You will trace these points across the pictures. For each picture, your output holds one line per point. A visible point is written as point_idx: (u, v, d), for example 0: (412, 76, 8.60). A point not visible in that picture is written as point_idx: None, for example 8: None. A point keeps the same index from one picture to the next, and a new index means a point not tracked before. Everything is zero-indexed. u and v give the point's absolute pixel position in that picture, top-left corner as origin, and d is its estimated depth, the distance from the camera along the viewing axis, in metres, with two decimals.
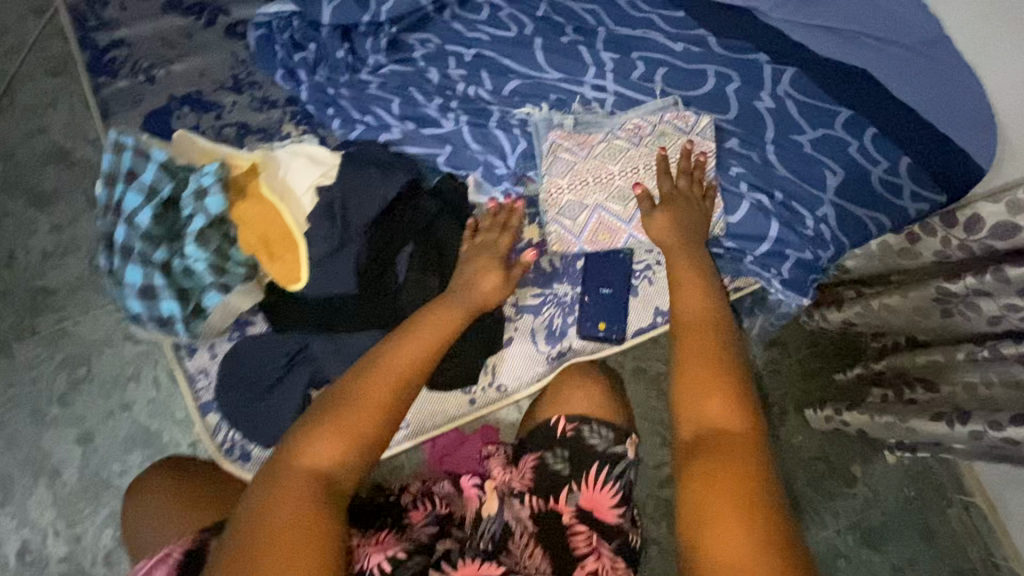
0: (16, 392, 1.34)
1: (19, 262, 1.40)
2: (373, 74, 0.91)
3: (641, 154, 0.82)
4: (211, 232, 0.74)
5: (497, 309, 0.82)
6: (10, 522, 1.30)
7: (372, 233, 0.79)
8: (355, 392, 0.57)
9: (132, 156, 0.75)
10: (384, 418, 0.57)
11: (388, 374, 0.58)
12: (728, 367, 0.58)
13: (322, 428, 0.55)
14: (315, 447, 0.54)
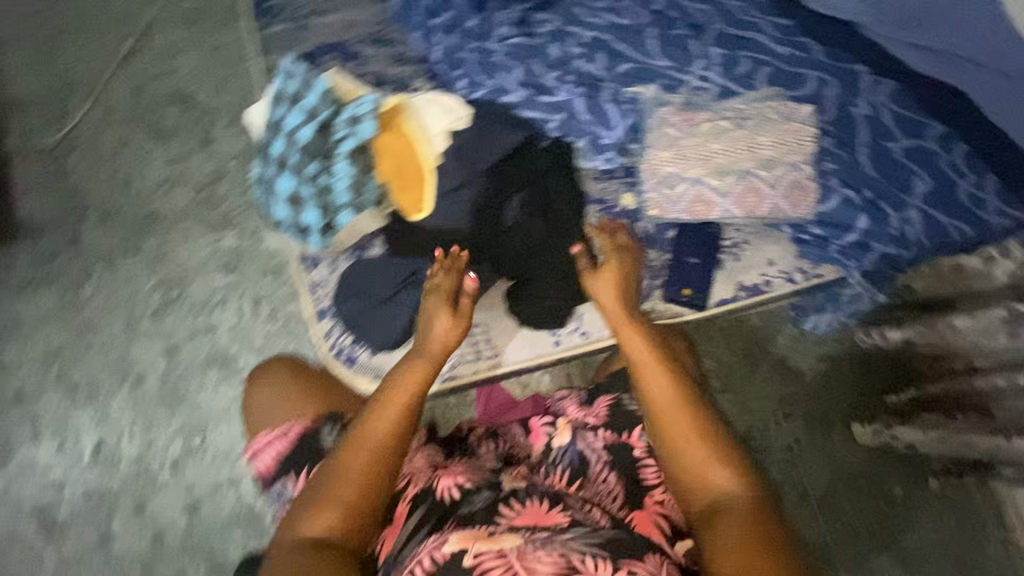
0: (116, 302, 1.47)
1: (134, 187, 1.53)
2: (500, 44, 0.97)
3: (743, 135, 0.96)
4: (356, 155, 0.84)
5: (591, 262, 0.89)
6: (93, 418, 1.41)
7: (490, 178, 0.88)
8: (339, 472, 0.71)
9: (298, 82, 0.86)
10: (372, 488, 0.71)
11: (372, 449, 0.72)
12: (693, 438, 0.74)
13: (320, 506, 0.70)
14: (310, 524, 0.69)
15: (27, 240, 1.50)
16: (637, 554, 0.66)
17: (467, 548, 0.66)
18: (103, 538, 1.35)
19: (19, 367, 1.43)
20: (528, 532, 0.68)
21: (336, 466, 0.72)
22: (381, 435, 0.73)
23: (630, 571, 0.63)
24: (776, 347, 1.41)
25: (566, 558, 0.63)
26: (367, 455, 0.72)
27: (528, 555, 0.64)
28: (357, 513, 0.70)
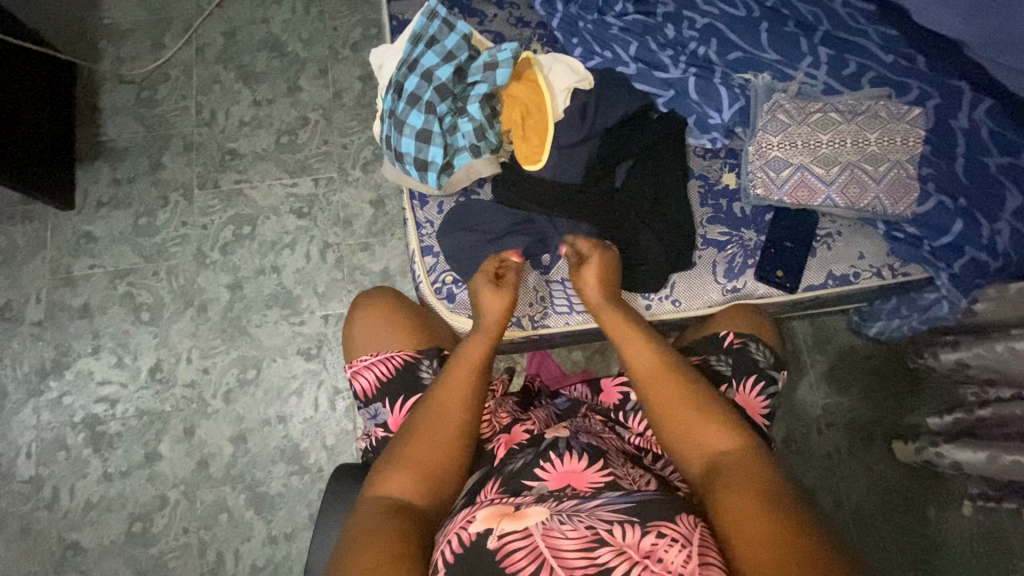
0: (188, 232, 1.50)
1: (218, 124, 1.58)
2: (619, 19, 1.01)
3: (852, 129, 0.92)
4: (486, 101, 0.93)
5: (690, 231, 0.95)
6: (152, 340, 1.44)
7: (604, 144, 0.96)
8: (416, 435, 0.73)
9: (439, 25, 0.94)
10: (451, 450, 0.73)
11: (450, 414, 0.75)
12: (686, 413, 0.73)
13: (399, 466, 0.71)
14: (388, 484, 0.69)
15: (110, 161, 1.55)
16: (668, 516, 0.61)
17: (491, 529, 0.62)
18: (149, 456, 1.38)
19: (87, 281, 1.47)
20: (553, 500, 0.66)
21: (411, 432, 0.74)
22: (456, 403, 0.76)
23: (658, 533, 0.59)
24: (826, 356, 1.44)
25: (592, 531, 0.60)
26: (448, 421, 0.74)
27: (552, 529, 0.60)
28: (436, 475, 0.71)
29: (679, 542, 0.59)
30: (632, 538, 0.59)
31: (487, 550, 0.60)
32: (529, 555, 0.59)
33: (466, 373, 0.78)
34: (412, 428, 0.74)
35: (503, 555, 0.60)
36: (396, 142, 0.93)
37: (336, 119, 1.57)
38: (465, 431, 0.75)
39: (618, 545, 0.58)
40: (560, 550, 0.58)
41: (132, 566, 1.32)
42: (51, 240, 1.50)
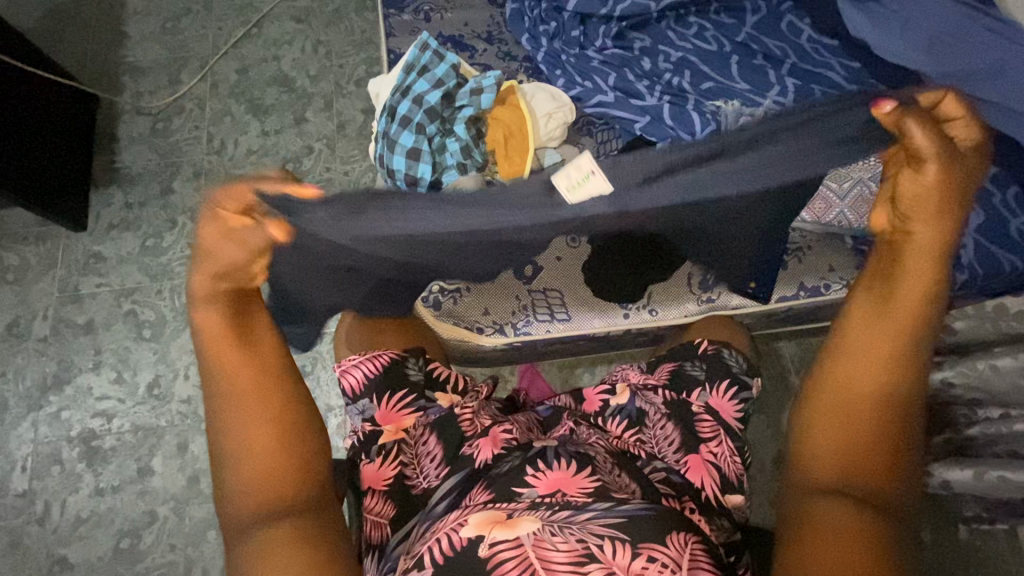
0: (193, 252, 1.57)
1: (227, 151, 1.67)
2: (598, 53, 1.11)
3: None
4: (473, 123, 1.01)
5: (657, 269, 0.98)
6: (152, 356, 1.48)
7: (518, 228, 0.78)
8: (238, 443, 0.64)
9: (430, 54, 1.02)
10: (285, 429, 0.66)
11: (247, 397, 0.66)
12: (881, 391, 0.62)
13: (246, 479, 0.63)
14: (243, 507, 0.62)
15: (123, 187, 1.63)
16: (660, 537, 0.62)
17: (483, 536, 0.63)
18: (142, 471, 1.39)
19: (94, 299, 1.53)
20: (545, 510, 0.66)
21: (225, 447, 0.64)
22: (249, 381, 0.66)
23: (650, 557, 0.60)
24: None
25: (582, 545, 0.60)
26: (256, 401, 0.66)
27: (544, 541, 0.61)
28: (284, 461, 0.64)
29: (669, 567, 0.59)
30: (623, 559, 0.60)
31: (477, 558, 0.62)
32: (519, 567, 0.60)
33: (224, 343, 0.66)
34: (223, 442, 0.64)
35: (493, 565, 0.61)
36: (389, 160, 1.00)
37: (339, 148, 1.66)
38: (287, 400, 0.68)
39: (608, 564, 0.59)
40: (551, 563, 0.59)
41: None
42: (62, 260, 1.56)
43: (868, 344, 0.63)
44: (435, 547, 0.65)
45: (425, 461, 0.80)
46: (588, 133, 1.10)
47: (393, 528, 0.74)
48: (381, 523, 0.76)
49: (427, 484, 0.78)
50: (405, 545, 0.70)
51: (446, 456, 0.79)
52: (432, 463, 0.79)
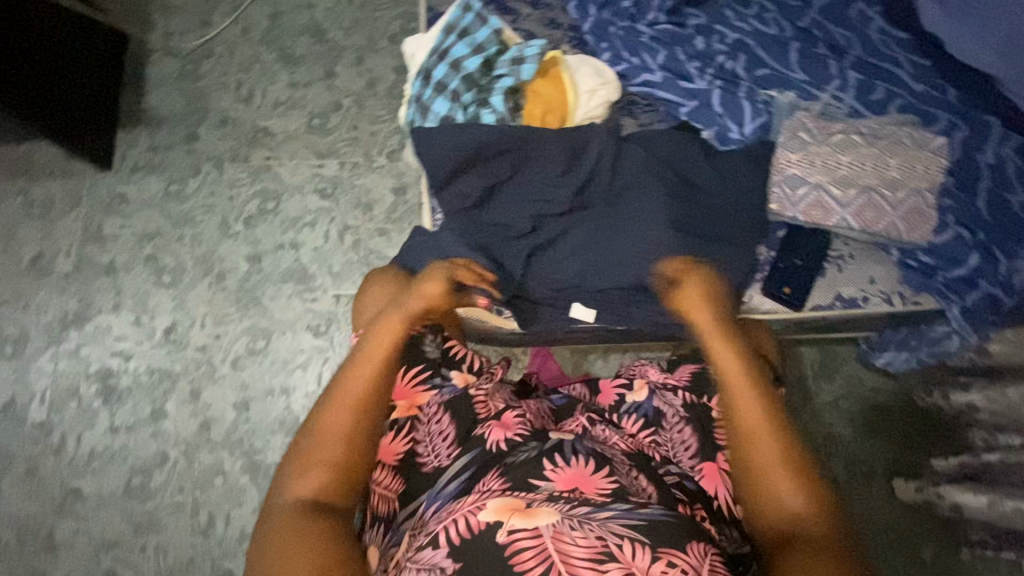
0: (215, 202, 1.56)
1: (254, 101, 1.63)
2: (649, 28, 1.04)
3: (873, 154, 0.93)
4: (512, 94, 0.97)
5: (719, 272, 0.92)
6: (170, 303, 1.49)
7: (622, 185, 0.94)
8: (315, 440, 0.72)
9: (472, 18, 0.99)
10: (353, 445, 0.72)
11: (342, 422, 0.72)
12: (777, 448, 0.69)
13: (302, 472, 0.70)
14: (298, 489, 0.68)
15: (149, 129, 1.61)
16: (680, 543, 0.61)
17: (502, 522, 0.62)
18: (155, 414, 1.42)
19: (116, 241, 1.53)
20: (562, 505, 0.65)
21: (313, 446, 0.71)
22: (359, 391, 0.75)
23: (669, 562, 0.59)
24: (832, 385, 1.42)
25: (602, 543, 0.60)
26: (347, 413, 0.73)
27: (563, 534, 0.61)
28: (348, 472, 0.70)
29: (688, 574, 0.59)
30: (642, 562, 0.59)
31: (496, 544, 0.61)
32: (538, 557, 0.59)
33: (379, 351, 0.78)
34: (313, 443, 0.71)
35: (512, 553, 0.60)
36: (420, 127, 0.97)
37: (367, 107, 1.61)
38: (374, 421, 0.74)
39: (627, 565, 0.59)
40: (570, 557, 0.59)
41: (128, 518, 1.36)
42: (87, 198, 1.57)
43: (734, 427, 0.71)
44: (452, 527, 0.64)
45: (437, 438, 0.80)
46: (629, 114, 1.04)
47: (401, 501, 0.76)
48: (389, 497, 0.77)
49: (438, 463, 0.78)
50: (413, 522, 0.72)
51: (458, 434, 0.79)
52: (444, 443, 0.79)
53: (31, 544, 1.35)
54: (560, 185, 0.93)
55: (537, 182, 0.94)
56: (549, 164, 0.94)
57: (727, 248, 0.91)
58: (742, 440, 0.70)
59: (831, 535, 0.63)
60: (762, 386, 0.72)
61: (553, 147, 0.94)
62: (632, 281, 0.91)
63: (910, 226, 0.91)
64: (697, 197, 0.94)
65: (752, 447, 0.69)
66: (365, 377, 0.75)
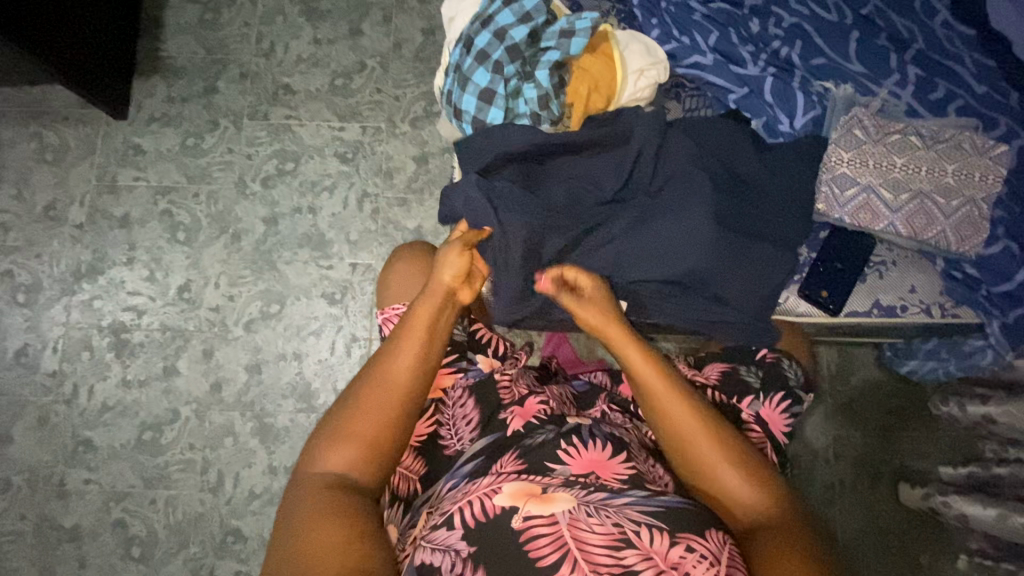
0: (232, 159, 1.52)
1: (276, 56, 1.57)
2: (702, 5, 0.98)
3: (929, 157, 0.89)
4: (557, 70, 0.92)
5: (771, 279, 0.89)
6: (185, 260, 1.47)
7: (671, 182, 0.90)
8: (351, 413, 0.70)
9: None
10: (390, 424, 0.70)
11: (377, 403, 0.70)
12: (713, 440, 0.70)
13: (331, 446, 0.69)
14: (326, 462, 0.68)
15: (167, 79, 1.56)
16: (698, 530, 0.60)
17: (517, 509, 0.61)
18: (168, 370, 1.42)
19: (131, 193, 1.50)
20: (577, 489, 0.64)
21: (343, 424, 0.70)
22: (400, 375, 0.72)
23: (688, 547, 0.58)
24: (849, 386, 1.40)
25: (619, 530, 0.58)
26: (386, 394, 0.71)
27: (578, 521, 0.59)
28: (377, 451, 0.69)
29: (707, 560, 0.57)
30: (661, 546, 0.57)
31: (510, 531, 0.60)
32: (554, 544, 0.58)
33: (420, 332, 0.75)
34: (344, 421, 0.70)
35: (524, 538, 0.59)
36: (458, 99, 0.92)
37: (392, 70, 1.55)
38: (408, 404, 0.71)
39: (645, 551, 0.57)
40: (585, 544, 0.57)
41: (138, 471, 1.37)
42: (102, 147, 1.53)
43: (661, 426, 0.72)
44: (467, 509, 0.62)
45: (460, 422, 0.78)
46: (675, 96, 1.02)
47: (423, 485, 0.76)
48: (410, 479, 0.76)
49: (461, 447, 0.77)
50: (430, 502, 0.71)
51: (481, 419, 0.77)
52: (467, 427, 0.78)
53: (42, 491, 1.36)
54: (603, 179, 0.90)
55: (580, 173, 0.91)
56: (591, 159, 0.91)
57: (774, 248, 0.89)
58: (678, 448, 0.71)
59: (789, 516, 0.66)
60: (678, 382, 0.73)
61: (592, 143, 0.91)
62: (671, 276, 0.88)
63: (960, 236, 0.88)
64: (745, 195, 0.90)
65: (687, 450, 0.70)
66: (407, 361, 0.73)
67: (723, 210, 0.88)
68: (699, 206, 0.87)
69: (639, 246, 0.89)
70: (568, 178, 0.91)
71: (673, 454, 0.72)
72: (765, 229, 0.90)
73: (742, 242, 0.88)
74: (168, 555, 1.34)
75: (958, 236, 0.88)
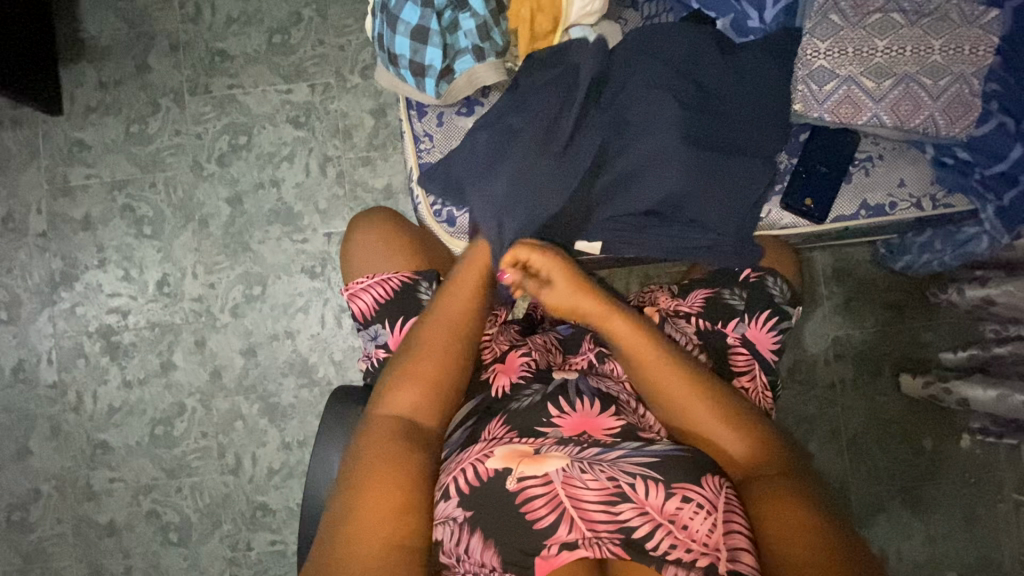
0: (182, 141, 1.44)
1: (205, 19, 1.45)
2: None
3: (913, 35, 0.81)
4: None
5: (761, 191, 0.85)
6: (157, 254, 1.43)
7: (634, 99, 0.84)
8: (414, 354, 0.72)
9: None
10: (452, 361, 0.71)
11: (435, 341, 0.72)
12: (711, 403, 0.69)
13: (397, 385, 0.70)
14: (392, 402, 0.69)
15: (93, 63, 1.45)
16: (694, 478, 0.61)
17: (511, 469, 0.62)
18: (165, 366, 1.42)
19: (86, 192, 1.44)
20: (574, 447, 0.64)
21: (400, 366, 0.71)
22: (456, 314, 0.74)
23: (685, 498, 0.59)
24: (843, 287, 1.38)
25: (614, 484, 0.60)
26: (446, 336, 0.73)
27: (573, 479, 0.60)
28: (439, 387, 0.70)
29: (705, 508, 0.59)
30: (656, 499, 0.59)
31: (507, 491, 0.61)
32: (549, 504, 0.59)
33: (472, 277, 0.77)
34: (401, 362, 0.71)
35: (522, 498, 0.60)
36: (390, 42, 0.84)
37: (332, 16, 1.43)
38: (463, 338, 0.73)
39: (640, 504, 0.59)
40: (582, 502, 0.59)
41: (158, 464, 1.41)
42: (44, 148, 1.45)
43: (659, 398, 0.70)
44: (461, 477, 0.63)
45: None
46: (631, 5, 0.94)
47: None
48: None
49: None
50: None
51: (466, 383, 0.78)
52: None
53: (72, 494, 1.41)
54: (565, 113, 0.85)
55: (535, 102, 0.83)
56: (541, 91, 0.84)
57: (749, 161, 0.84)
58: (672, 413, 0.70)
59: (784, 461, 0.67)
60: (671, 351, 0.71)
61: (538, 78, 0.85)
62: (645, 205, 0.84)
63: (950, 118, 0.81)
64: (715, 108, 0.84)
65: (679, 409, 0.69)
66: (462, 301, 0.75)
67: (692, 125, 0.83)
68: (666, 126, 0.82)
69: (609, 182, 0.84)
70: (522, 116, 0.84)
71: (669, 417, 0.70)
72: (741, 142, 0.84)
73: (719, 160, 0.83)
74: (204, 535, 1.40)
75: (948, 120, 0.81)
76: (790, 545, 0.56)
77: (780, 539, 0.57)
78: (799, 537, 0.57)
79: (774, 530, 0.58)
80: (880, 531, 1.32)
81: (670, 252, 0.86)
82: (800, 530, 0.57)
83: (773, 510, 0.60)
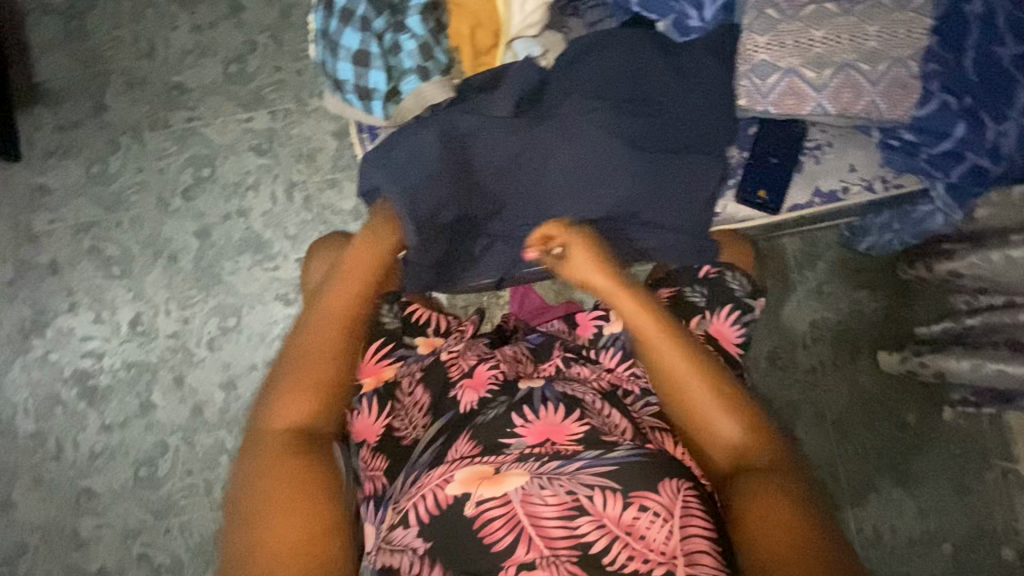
0: (145, 177, 1.43)
1: (160, 55, 1.45)
2: None
3: (849, 23, 0.82)
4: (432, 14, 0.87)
5: (714, 186, 0.85)
6: (128, 294, 1.41)
7: (582, 98, 0.84)
8: (298, 366, 0.71)
9: None
10: (340, 364, 0.73)
11: (322, 348, 0.73)
12: (713, 389, 0.71)
13: (285, 401, 0.70)
14: (282, 418, 0.69)
15: (49, 106, 1.44)
16: (651, 486, 0.61)
17: (468, 494, 0.61)
18: (144, 406, 1.40)
19: (51, 237, 1.43)
20: (534, 461, 0.64)
21: (285, 380, 0.71)
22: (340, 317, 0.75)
23: (641, 507, 0.59)
24: (815, 271, 1.39)
25: (572, 498, 0.60)
26: (332, 342, 0.73)
27: (532, 497, 0.60)
28: (332, 393, 0.71)
29: (661, 517, 0.59)
30: (613, 510, 0.59)
31: (465, 518, 0.60)
32: (507, 526, 0.59)
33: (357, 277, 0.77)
34: (285, 376, 0.71)
35: (480, 523, 0.60)
36: (333, 68, 0.86)
37: (287, 42, 1.43)
38: (349, 339, 0.74)
39: (598, 516, 0.59)
40: (541, 520, 0.59)
41: (145, 506, 1.39)
42: (5, 195, 1.44)
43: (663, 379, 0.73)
44: (422, 504, 0.63)
45: (413, 410, 0.79)
46: (574, 12, 0.95)
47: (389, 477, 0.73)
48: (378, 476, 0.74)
49: (415, 434, 0.76)
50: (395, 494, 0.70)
51: (432, 402, 0.78)
52: (419, 413, 0.78)
53: (58, 543, 1.39)
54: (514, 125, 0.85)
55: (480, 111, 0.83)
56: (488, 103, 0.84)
57: (699, 157, 0.85)
58: (672, 396, 0.72)
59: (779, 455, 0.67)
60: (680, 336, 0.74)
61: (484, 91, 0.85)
62: (603, 209, 0.83)
63: (892, 101, 0.83)
64: (649, 109, 0.85)
65: (680, 392, 0.72)
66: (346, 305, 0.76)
67: (625, 126, 0.84)
68: (609, 128, 0.83)
69: (559, 188, 0.84)
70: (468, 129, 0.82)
71: (667, 400, 0.73)
72: (684, 138, 0.85)
73: (668, 159, 0.83)
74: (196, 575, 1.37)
75: (890, 103, 0.83)
76: (770, 541, 0.57)
77: (759, 534, 0.58)
78: (781, 530, 0.57)
79: (755, 523, 0.59)
80: (872, 508, 1.32)
81: (631, 254, 0.87)
82: (783, 528, 0.57)
83: (759, 503, 0.61)
